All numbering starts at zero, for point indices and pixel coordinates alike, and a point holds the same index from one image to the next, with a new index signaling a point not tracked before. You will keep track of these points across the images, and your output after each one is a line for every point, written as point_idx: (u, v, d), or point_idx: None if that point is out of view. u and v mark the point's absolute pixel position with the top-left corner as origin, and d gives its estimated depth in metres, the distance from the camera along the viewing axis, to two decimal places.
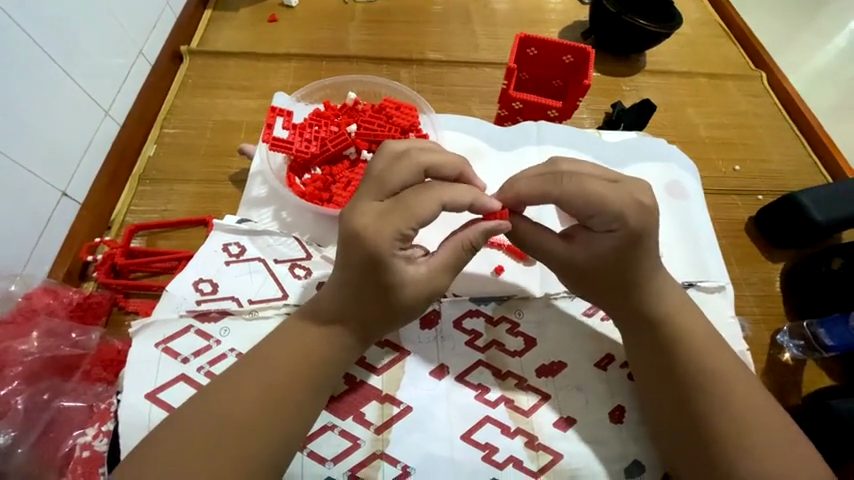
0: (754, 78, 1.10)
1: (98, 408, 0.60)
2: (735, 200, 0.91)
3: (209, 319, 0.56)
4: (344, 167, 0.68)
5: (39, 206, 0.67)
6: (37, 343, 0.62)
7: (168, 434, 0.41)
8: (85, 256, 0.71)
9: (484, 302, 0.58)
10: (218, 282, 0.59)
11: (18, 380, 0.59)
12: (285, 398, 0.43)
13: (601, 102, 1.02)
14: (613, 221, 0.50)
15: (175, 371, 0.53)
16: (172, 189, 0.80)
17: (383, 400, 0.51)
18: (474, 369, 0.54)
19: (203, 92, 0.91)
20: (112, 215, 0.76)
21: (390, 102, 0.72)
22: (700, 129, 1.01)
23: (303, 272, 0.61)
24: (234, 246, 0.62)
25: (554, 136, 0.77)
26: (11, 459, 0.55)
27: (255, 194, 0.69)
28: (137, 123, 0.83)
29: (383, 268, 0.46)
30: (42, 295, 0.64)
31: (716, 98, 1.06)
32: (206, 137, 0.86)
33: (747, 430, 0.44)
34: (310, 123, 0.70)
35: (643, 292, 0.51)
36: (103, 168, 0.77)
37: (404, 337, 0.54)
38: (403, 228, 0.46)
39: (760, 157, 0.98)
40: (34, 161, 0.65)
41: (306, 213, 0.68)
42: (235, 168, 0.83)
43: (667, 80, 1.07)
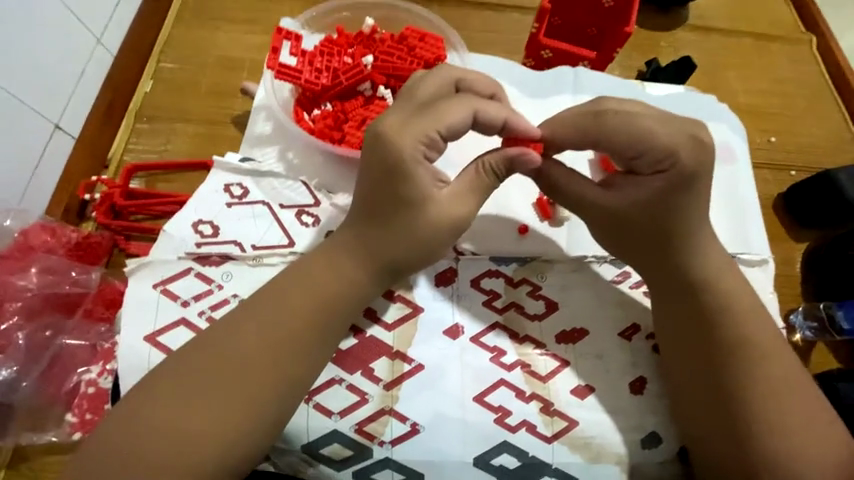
0: (802, 42, 1.01)
1: (100, 347, 0.62)
2: (766, 175, 0.85)
3: (210, 263, 0.47)
4: (358, 104, 0.60)
5: (31, 137, 0.63)
6: (35, 279, 0.63)
7: (172, 377, 0.39)
8: (83, 195, 0.68)
9: (505, 263, 0.54)
10: (220, 225, 0.50)
11: (18, 316, 0.61)
12: (295, 344, 0.41)
13: (635, 59, 0.94)
14: (663, 159, 0.45)
15: (174, 314, 0.45)
16: (172, 128, 0.75)
17: (393, 357, 0.48)
18: (491, 331, 0.50)
19: (201, 21, 0.82)
20: (110, 152, 0.72)
21: (413, 31, 0.62)
22: (737, 96, 0.93)
23: (311, 220, 0.51)
24: (236, 187, 0.52)
25: (591, 85, 0.69)
26: (17, 391, 0.59)
27: (258, 131, 0.60)
28: (133, 54, 0.77)
29: (403, 178, 0.43)
30: (40, 233, 0.63)
31: (755, 62, 0.98)
32: (207, 74, 0.79)
33: (777, 408, 0.43)
34: (321, 51, 0.61)
35: (687, 247, 0.48)
36: (98, 100, 0.72)
37: (416, 294, 0.51)
38: (429, 132, 0.44)
39: (799, 130, 0.91)
40: (23, 89, 0.61)
41: (316, 153, 0.59)
42: (238, 109, 0.78)
43: (708, 39, 0.99)
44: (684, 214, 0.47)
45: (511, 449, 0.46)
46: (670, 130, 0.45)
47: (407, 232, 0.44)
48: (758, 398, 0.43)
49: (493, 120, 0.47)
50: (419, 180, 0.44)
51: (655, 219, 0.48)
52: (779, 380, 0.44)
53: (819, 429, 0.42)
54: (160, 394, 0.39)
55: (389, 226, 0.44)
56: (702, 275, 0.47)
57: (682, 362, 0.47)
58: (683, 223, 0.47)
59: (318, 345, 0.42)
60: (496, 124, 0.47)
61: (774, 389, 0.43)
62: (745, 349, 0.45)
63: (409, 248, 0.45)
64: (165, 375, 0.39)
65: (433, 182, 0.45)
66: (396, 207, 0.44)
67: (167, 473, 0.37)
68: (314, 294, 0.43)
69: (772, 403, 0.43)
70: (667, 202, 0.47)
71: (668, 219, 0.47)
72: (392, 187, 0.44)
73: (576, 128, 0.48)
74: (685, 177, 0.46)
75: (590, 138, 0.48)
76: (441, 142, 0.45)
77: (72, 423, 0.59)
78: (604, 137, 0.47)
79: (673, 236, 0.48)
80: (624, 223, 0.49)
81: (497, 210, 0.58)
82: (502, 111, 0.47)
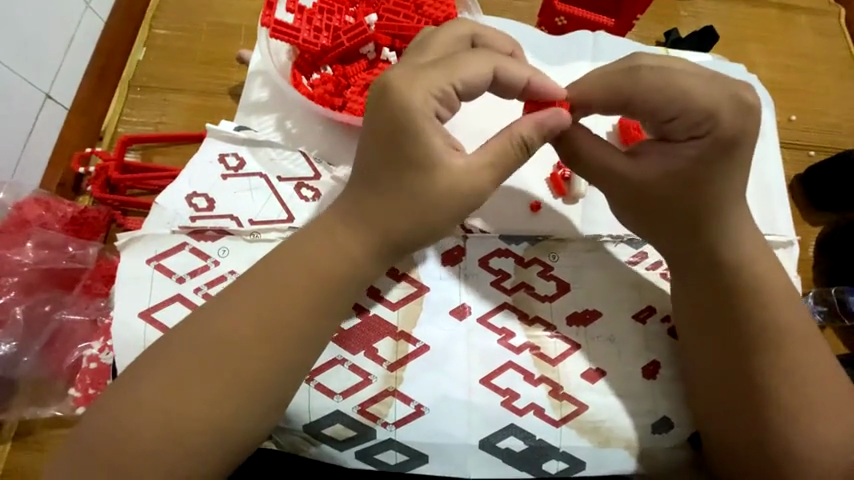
0: (831, 13, 0.95)
1: (100, 323, 0.61)
2: (785, 155, 0.81)
3: (205, 237, 0.44)
4: (361, 68, 0.56)
5: (20, 107, 0.62)
6: (32, 254, 0.62)
7: (171, 354, 0.38)
8: (77, 168, 0.67)
9: (515, 242, 0.51)
10: (215, 198, 0.47)
11: (16, 291, 0.61)
12: (299, 322, 0.40)
13: (653, 29, 0.88)
14: (703, 121, 0.42)
15: (170, 291, 0.43)
16: (165, 99, 0.72)
17: (397, 337, 0.46)
18: (499, 312, 0.48)
19: None
20: (105, 122, 0.71)
21: None
22: (759, 71, 0.89)
23: (311, 193, 0.48)
24: (232, 157, 0.49)
25: (611, 52, 0.64)
26: (19, 366, 0.60)
27: (255, 98, 0.56)
28: (124, 20, 0.74)
29: (412, 133, 0.40)
30: (35, 206, 0.63)
31: (781, 33, 0.92)
32: (201, 42, 0.76)
33: (800, 394, 0.42)
34: (321, 8, 0.57)
35: (718, 224, 0.45)
36: (88, 70, 0.70)
37: (422, 272, 0.49)
38: (444, 84, 0.41)
39: (823, 108, 0.87)
40: (10, 57, 0.59)
41: (316, 122, 0.56)
42: (236, 80, 0.75)
43: (731, 8, 0.93)
44: (717, 187, 0.44)
45: (517, 432, 0.45)
46: (712, 92, 0.42)
47: (418, 197, 0.41)
48: (780, 379, 0.42)
49: (514, 75, 0.44)
50: (429, 136, 0.41)
51: (687, 192, 0.45)
52: (801, 363, 0.43)
53: (835, 412, 0.42)
54: (154, 372, 0.37)
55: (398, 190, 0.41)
56: (729, 254, 0.45)
57: (703, 344, 0.46)
58: (711, 198, 0.45)
59: (320, 326, 0.40)
60: (517, 84, 0.44)
61: (797, 371, 0.42)
62: (769, 331, 0.43)
63: (418, 215, 0.41)
64: (161, 353, 0.38)
65: (446, 147, 0.42)
66: (406, 168, 0.41)
67: (166, 450, 0.36)
68: (320, 271, 0.41)
69: (791, 390, 0.42)
70: (700, 171, 0.44)
71: (702, 188, 0.45)
72: (400, 145, 0.41)
73: (606, 88, 0.45)
74: (724, 143, 0.43)
75: (620, 99, 0.45)
76: (455, 95, 0.42)
77: (76, 397, 0.60)
78: (635, 98, 0.44)
79: (706, 211, 0.45)
80: (652, 197, 0.47)
81: (509, 186, 0.56)
82: (523, 69, 0.45)
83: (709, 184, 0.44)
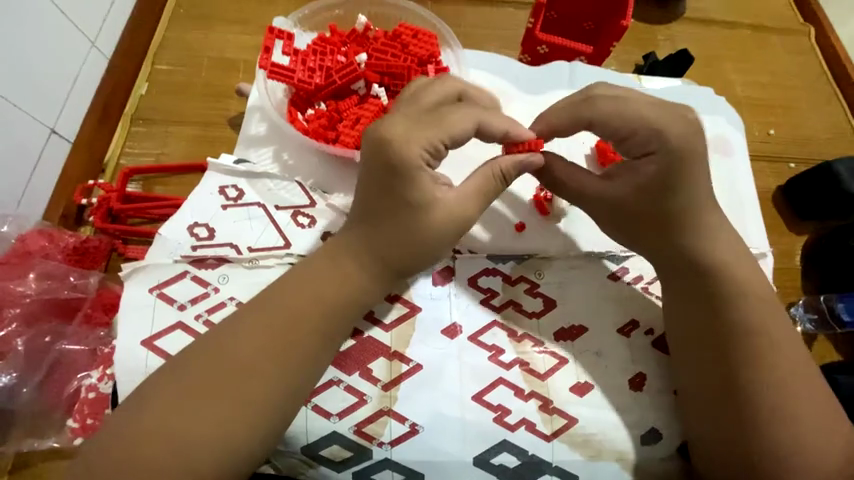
0: (801, 33, 1.01)
1: (99, 352, 0.62)
2: (765, 168, 0.85)
3: (206, 265, 0.46)
4: (352, 103, 0.59)
5: (27, 142, 0.64)
6: (34, 285, 0.64)
7: (171, 377, 0.39)
8: (80, 199, 0.71)
9: (502, 261, 0.54)
10: (216, 228, 0.49)
11: (17, 323, 0.62)
12: (298, 340, 0.41)
13: (631, 52, 0.94)
14: (651, 140, 0.47)
15: (171, 318, 0.44)
16: (168, 131, 0.77)
17: (391, 357, 0.48)
18: (489, 330, 0.50)
19: (196, 23, 0.84)
20: (106, 156, 0.74)
21: (407, 27, 0.62)
22: (736, 88, 0.94)
23: (307, 221, 0.50)
24: (231, 189, 0.51)
25: (587, 80, 0.68)
26: (17, 397, 0.59)
27: (253, 132, 0.59)
28: (127, 57, 0.79)
29: (405, 182, 0.43)
30: (38, 238, 0.65)
31: (754, 53, 0.98)
32: (202, 76, 0.82)
33: (788, 404, 0.43)
34: (314, 50, 0.60)
35: (696, 232, 0.48)
36: (91, 105, 0.73)
37: (415, 293, 0.50)
38: (435, 140, 0.44)
39: (798, 122, 0.91)
40: (19, 95, 0.62)
41: (311, 154, 0.59)
42: (233, 110, 0.81)
43: (705, 31, 0.99)
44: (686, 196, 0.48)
45: (511, 448, 0.46)
46: (659, 114, 0.47)
47: (408, 239, 0.44)
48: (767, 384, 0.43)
49: (496, 130, 0.47)
50: (421, 187, 0.44)
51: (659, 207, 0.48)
52: (786, 367, 0.44)
53: (822, 418, 0.43)
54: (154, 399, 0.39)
55: (390, 232, 0.44)
56: (714, 263, 0.47)
57: (691, 353, 0.47)
58: (684, 209, 0.48)
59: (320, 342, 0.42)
60: (499, 135, 0.48)
61: (782, 377, 0.44)
62: (755, 336, 0.44)
63: (409, 254, 0.45)
64: (167, 374, 0.39)
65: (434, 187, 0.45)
66: (398, 212, 0.44)
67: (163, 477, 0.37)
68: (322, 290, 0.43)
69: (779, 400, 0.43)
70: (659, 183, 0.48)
71: (661, 196, 0.48)
72: (394, 193, 0.44)
73: (567, 115, 0.50)
74: (674, 157, 0.47)
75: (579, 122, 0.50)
76: (445, 149, 0.45)
77: (74, 428, 0.60)
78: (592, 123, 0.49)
79: (672, 220, 0.48)
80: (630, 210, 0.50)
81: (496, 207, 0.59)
82: (505, 122, 0.48)
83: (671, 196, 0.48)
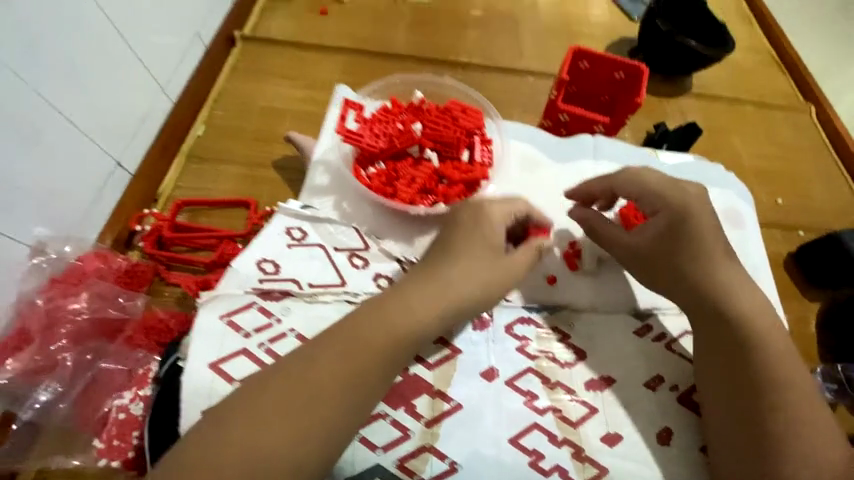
0: (802, 111, 1.11)
1: (137, 372, 0.68)
2: (775, 234, 0.90)
3: (271, 297, 0.52)
4: (408, 164, 0.68)
5: (95, 172, 0.76)
6: (87, 304, 0.73)
7: (238, 400, 0.41)
8: (133, 226, 0.82)
9: (536, 311, 0.59)
10: (281, 264, 0.55)
11: (67, 340, 0.70)
12: (360, 371, 0.43)
13: (643, 122, 1.04)
14: (655, 203, 0.57)
15: (237, 345, 0.49)
16: (218, 169, 0.89)
17: (434, 395, 0.51)
18: (524, 375, 0.54)
19: (252, 78, 1.02)
20: (160, 188, 0.86)
21: (456, 104, 0.72)
22: (743, 158, 1.02)
23: (361, 262, 0.57)
24: (296, 230, 0.58)
25: (610, 153, 0.76)
26: (54, 412, 0.66)
27: (317, 183, 0.67)
28: (188, 104, 0.93)
29: (485, 231, 0.52)
30: (93, 260, 0.74)
31: (759, 127, 1.07)
32: (253, 123, 0.96)
33: (813, 469, 0.44)
34: (379, 119, 0.69)
35: (718, 288, 0.53)
36: (152, 143, 0.86)
37: (457, 336, 0.55)
38: (515, 209, 0.55)
39: (802, 192, 0.98)
40: (95, 133, 0.74)
41: (365, 204, 0.66)
42: (276, 155, 0.92)
43: (712, 105, 1.09)
44: (706, 253, 0.54)
45: None
46: (670, 187, 0.57)
47: (478, 279, 0.50)
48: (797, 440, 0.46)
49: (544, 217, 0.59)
50: (493, 236, 0.52)
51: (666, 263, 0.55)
52: (812, 425, 0.46)
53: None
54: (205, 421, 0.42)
55: (465, 269, 0.50)
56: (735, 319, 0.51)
57: (723, 405, 0.49)
58: (708, 266, 0.54)
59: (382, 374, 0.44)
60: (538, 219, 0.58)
61: (804, 441, 0.45)
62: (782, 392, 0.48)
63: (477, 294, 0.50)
64: (236, 398, 0.41)
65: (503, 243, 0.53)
66: (475, 254, 0.51)
67: None
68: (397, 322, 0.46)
69: (805, 465, 0.45)
70: (671, 239, 0.55)
71: (681, 250, 0.55)
72: (475, 238, 0.51)
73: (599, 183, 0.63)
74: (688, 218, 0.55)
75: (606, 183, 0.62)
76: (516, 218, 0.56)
77: (100, 448, 0.63)
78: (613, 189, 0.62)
79: (695, 273, 0.54)
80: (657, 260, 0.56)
81: None
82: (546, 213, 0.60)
83: (691, 253, 0.54)
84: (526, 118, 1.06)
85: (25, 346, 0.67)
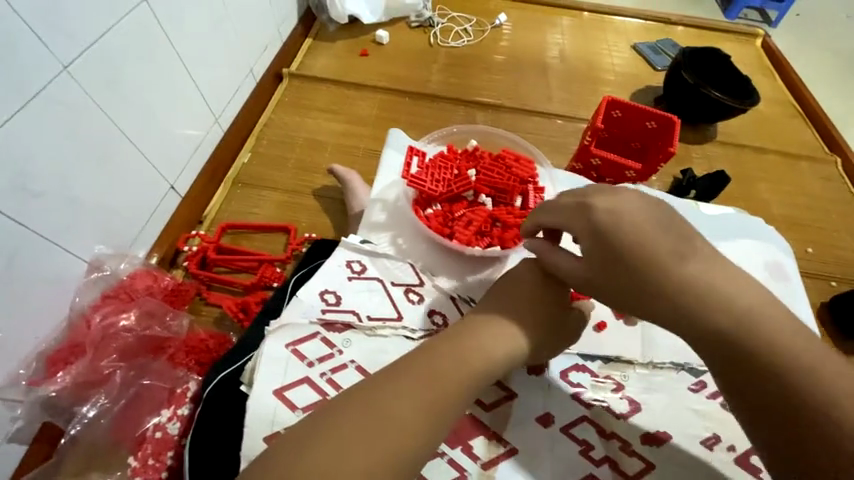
0: (828, 162, 1.13)
1: (176, 391, 0.71)
2: (808, 284, 0.90)
3: (334, 329, 0.55)
4: (463, 207, 0.73)
5: (154, 193, 0.81)
6: (135, 320, 0.75)
7: (316, 425, 0.42)
8: (180, 246, 0.86)
9: (592, 360, 0.63)
10: (342, 295, 0.59)
11: (116, 354, 0.72)
12: (436, 406, 0.44)
13: (671, 168, 1.07)
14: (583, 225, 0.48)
15: (301, 373, 0.52)
16: (259, 195, 0.95)
17: (490, 437, 0.54)
18: (579, 423, 0.57)
19: (297, 111, 1.09)
20: (206, 211, 0.91)
21: (508, 153, 0.75)
22: (772, 206, 1.03)
23: (417, 297, 0.60)
24: (356, 263, 0.62)
25: None
26: (96, 427, 0.67)
27: (375, 219, 0.72)
28: (236, 133, 1.01)
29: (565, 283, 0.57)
30: (145, 277, 0.78)
31: (786, 176, 1.09)
32: (295, 152, 1.02)
33: None
34: (438, 164, 0.73)
35: (727, 312, 0.43)
36: (203, 169, 0.92)
37: (512, 380, 0.58)
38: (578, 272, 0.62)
39: (834, 242, 0.98)
40: (157, 157, 0.80)
41: (420, 241, 0.71)
42: (318, 184, 0.98)
43: (737, 152, 1.12)
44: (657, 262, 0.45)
45: None
46: (595, 202, 0.48)
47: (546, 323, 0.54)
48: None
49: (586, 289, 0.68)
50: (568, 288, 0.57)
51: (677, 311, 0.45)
52: None
53: None
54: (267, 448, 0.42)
55: (538, 313, 0.54)
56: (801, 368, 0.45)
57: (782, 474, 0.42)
58: (725, 313, 0.43)
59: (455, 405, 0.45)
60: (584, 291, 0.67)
61: None
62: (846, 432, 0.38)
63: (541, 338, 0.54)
64: (315, 423, 0.42)
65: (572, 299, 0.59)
66: (553, 301, 0.55)
67: None
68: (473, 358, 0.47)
69: None
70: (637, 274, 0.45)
71: (628, 260, 0.46)
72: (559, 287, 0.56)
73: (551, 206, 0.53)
74: (597, 221, 0.47)
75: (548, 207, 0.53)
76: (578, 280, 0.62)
77: (133, 467, 0.65)
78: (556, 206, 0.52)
79: (680, 296, 0.44)
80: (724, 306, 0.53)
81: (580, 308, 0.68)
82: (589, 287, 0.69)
83: (685, 296, 0.44)
84: (555, 159, 1.09)
85: (77, 358, 0.69)
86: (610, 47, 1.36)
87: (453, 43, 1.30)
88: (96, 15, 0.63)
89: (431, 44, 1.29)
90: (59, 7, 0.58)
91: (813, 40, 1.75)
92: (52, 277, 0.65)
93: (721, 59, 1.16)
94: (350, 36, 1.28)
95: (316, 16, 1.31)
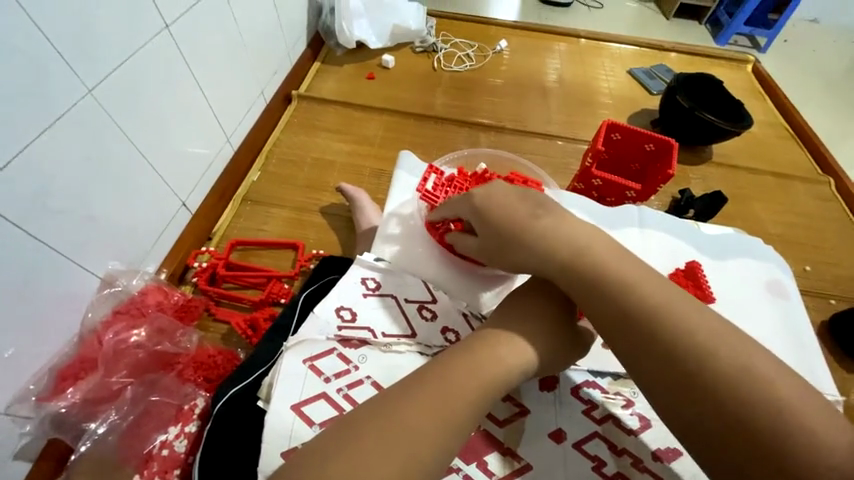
0: (821, 182, 1.17)
1: (183, 408, 0.71)
2: (806, 302, 0.93)
3: (350, 345, 0.57)
4: None
5: (166, 210, 0.83)
6: (145, 336, 0.76)
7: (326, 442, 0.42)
8: (191, 262, 0.87)
9: (601, 376, 0.64)
10: (357, 312, 0.61)
11: (126, 371, 0.73)
12: (449, 417, 0.44)
13: (669, 188, 1.10)
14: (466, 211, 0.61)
15: (318, 388, 0.53)
16: (269, 212, 0.97)
17: (504, 453, 0.55)
18: (591, 440, 0.58)
19: (306, 131, 1.13)
20: (215, 227, 0.94)
21: (518, 176, 0.78)
22: (768, 226, 1.06)
23: (430, 314, 0.62)
24: (371, 280, 0.65)
25: (655, 220, 0.86)
26: (103, 444, 0.67)
27: (390, 232, 0.76)
28: (246, 152, 1.04)
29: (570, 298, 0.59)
30: (155, 293, 0.79)
31: (780, 196, 1.12)
32: (304, 171, 1.05)
33: None
34: (451, 183, 0.77)
35: (574, 253, 0.51)
36: (214, 187, 0.95)
37: (524, 396, 0.60)
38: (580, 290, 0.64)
39: (830, 261, 1.01)
40: (171, 176, 0.83)
41: (433, 258, 0.73)
42: (325, 202, 1.00)
43: (731, 173, 1.16)
44: (518, 221, 0.55)
45: None
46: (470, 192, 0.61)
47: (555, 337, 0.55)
48: (725, 381, 0.41)
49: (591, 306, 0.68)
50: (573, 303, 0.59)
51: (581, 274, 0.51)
52: None
53: None
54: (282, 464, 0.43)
55: (546, 326, 0.55)
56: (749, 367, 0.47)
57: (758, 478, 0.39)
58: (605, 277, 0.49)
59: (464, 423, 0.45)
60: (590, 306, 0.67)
61: None
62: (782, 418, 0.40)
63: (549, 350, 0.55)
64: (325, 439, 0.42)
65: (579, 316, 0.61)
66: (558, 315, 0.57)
67: None
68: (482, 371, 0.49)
69: None
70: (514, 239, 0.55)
71: (505, 229, 0.56)
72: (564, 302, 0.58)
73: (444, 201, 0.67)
74: (479, 202, 0.60)
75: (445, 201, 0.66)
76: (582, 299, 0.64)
77: None
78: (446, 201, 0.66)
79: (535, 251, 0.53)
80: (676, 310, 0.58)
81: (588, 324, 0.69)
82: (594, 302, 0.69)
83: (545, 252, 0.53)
84: (557, 178, 1.13)
85: (87, 374, 0.69)
86: (606, 72, 1.42)
87: (456, 67, 1.36)
88: (125, 40, 0.68)
89: (435, 69, 1.34)
90: (90, 36, 0.62)
91: (801, 66, 1.82)
92: (67, 292, 0.67)
93: (713, 85, 1.21)
94: (357, 61, 1.34)
95: (325, 41, 1.37)
